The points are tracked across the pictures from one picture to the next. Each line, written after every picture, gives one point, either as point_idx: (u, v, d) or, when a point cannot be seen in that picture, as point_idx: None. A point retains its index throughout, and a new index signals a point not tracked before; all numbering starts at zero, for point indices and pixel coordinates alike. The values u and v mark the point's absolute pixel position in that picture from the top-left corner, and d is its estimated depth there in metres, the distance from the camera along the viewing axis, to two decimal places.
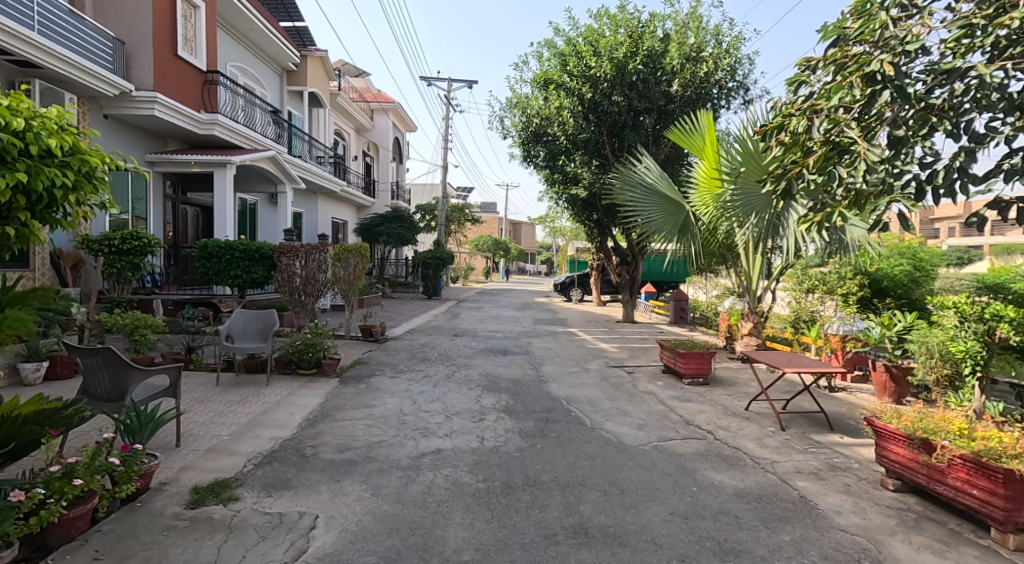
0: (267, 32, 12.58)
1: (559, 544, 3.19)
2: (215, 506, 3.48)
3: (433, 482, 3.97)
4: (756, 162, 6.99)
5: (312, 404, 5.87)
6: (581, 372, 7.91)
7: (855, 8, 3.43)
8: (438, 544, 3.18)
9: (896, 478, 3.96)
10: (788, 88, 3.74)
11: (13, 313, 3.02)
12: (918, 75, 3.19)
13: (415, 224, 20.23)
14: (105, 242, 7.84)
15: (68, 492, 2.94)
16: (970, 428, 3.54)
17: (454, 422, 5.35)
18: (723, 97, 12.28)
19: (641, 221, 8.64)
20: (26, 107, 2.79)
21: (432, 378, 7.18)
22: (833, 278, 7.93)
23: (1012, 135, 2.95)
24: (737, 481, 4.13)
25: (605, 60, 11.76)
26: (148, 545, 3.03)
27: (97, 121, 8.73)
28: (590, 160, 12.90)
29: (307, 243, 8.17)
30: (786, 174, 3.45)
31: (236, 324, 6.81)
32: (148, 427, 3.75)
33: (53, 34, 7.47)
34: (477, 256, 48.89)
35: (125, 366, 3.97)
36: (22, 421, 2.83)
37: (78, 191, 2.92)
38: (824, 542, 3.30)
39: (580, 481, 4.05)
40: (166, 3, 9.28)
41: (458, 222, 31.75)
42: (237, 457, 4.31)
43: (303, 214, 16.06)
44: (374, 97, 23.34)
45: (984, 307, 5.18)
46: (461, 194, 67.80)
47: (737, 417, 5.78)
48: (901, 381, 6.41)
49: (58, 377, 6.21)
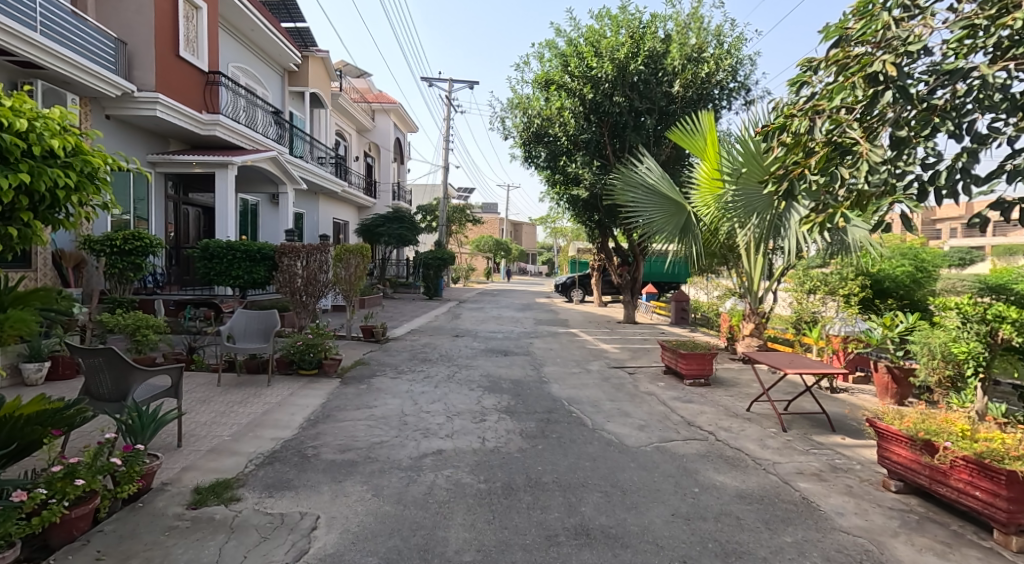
0: (269, 33, 12.60)
1: (561, 546, 3.19)
2: (217, 506, 3.49)
3: (434, 483, 3.97)
4: (757, 163, 7.01)
5: (313, 404, 5.87)
6: (582, 373, 7.91)
7: (857, 9, 3.43)
8: (440, 545, 3.17)
9: (898, 480, 3.95)
10: (790, 89, 3.74)
11: (15, 313, 3.03)
12: (921, 75, 3.18)
13: (416, 225, 20.23)
14: (107, 242, 7.84)
15: (70, 492, 2.94)
16: (972, 430, 3.55)
17: (455, 423, 5.35)
18: (724, 97, 12.26)
19: (642, 221, 8.63)
20: (29, 108, 2.80)
21: (433, 379, 7.17)
22: (835, 279, 7.92)
23: (1015, 136, 2.95)
24: (738, 482, 4.12)
25: (607, 60, 11.74)
26: (150, 545, 3.04)
27: (99, 122, 8.74)
28: (591, 161, 12.90)
29: (308, 244, 8.17)
30: (787, 175, 3.45)
31: (237, 324, 6.82)
32: (150, 428, 3.75)
33: (55, 34, 7.47)
34: (478, 256, 48.95)
35: (127, 367, 3.97)
36: (25, 421, 2.84)
37: (80, 192, 2.93)
38: (827, 543, 3.29)
39: (582, 482, 4.05)
40: (168, 4, 9.30)
41: (459, 223, 31.77)
42: (239, 457, 4.31)
43: (304, 215, 16.07)
44: (376, 97, 23.36)
45: (987, 308, 5.13)
46: (463, 194, 67.85)
47: (738, 418, 5.77)
48: (903, 382, 6.40)
49: (60, 377, 6.22)
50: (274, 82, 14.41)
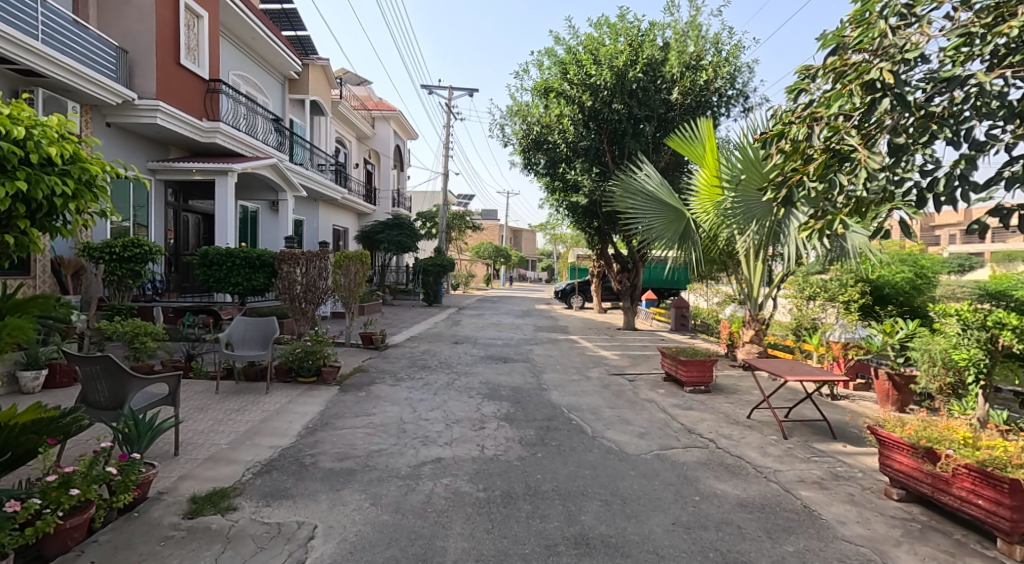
0: (269, 41, 12.71)
1: (560, 555, 3.16)
2: (213, 516, 3.45)
3: (433, 492, 3.94)
4: (757, 170, 7.08)
5: (312, 412, 5.83)
6: (581, 380, 7.84)
7: (854, 17, 3.44)
8: (438, 555, 3.14)
9: (900, 488, 3.91)
10: (788, 96, 3.74)
11: (13, 321, 2.95)
12: (918, 83, 3.18)
13: (415, 231, 19.93)
14: (106, 249, 7.88)
15: (64, 502, 2.91)
16: (974, 437, 3.51)
17: (454, 430, 5.32)
18: (722, 105, 12.29)
19: (641, 228, 8.56)
20: (28, 115, 2.79)
21: (432, 386, 7.14)
22: (835, 285, 7.79)
23: (1012, 143, 2.94)
24: (740, 490, 4.10)
25: (605, 68, 11.80)
26: (145, 555, 3.01)
27: (101, 129, 8.77)
28: (590, 168, 12.92)
29: (307, 250, 8.14)
30: (787, 182, 3.51)
31: (236, 332, 6.76)
32: (146, 436, 3.70)
33: (54, 42, 7.46)
34: (478, 262, 49.09)
35: (125, 375, 3.96)
36: (20, 430, 2.77)
37: (78, 199, 2.91)
38: (829, 552, 3.26)
39: (582, 491, 4.02)
40: (171, 12, 9.39)
41: (459, 228, 31.72)
42: (236, 466, 4.28)
43: (304, 221, 16.04)
44: (376, 105, 23.51)
45: (987, 315, 5.11)
46: (461, 202, 68.11)
47: (739, 425, 5.73)
48: (905, 389, 6.39)
49: (57, 385, 6.22)
50: (273, 89, 14.38)
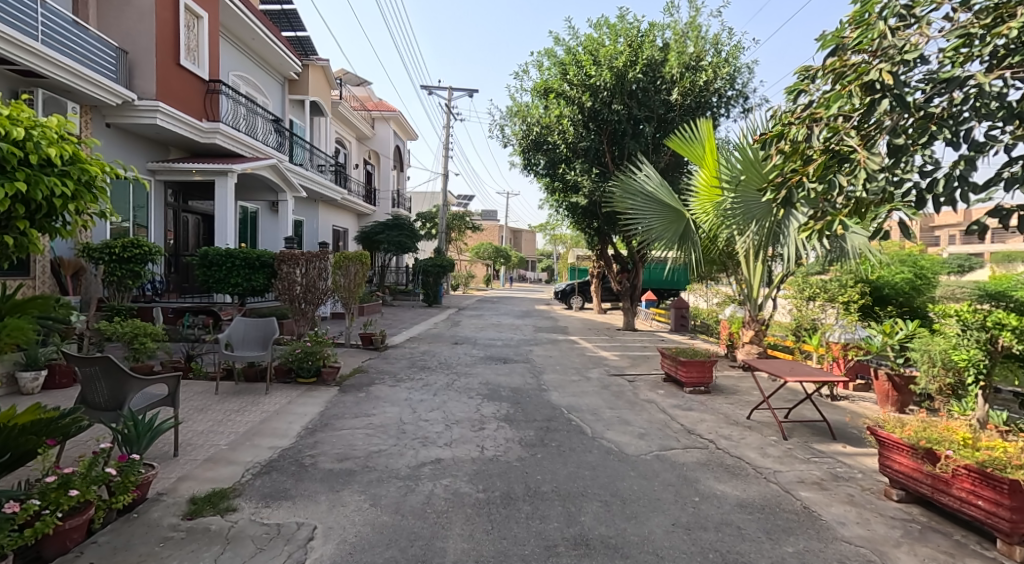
0: (269, 42, 12.71)
1: (560, 556, 3.16)
2: (213, 517, 3.45)
3: (433, 492, 3.94)
4: (756, 171, 7.08)
5: (312, 413, 5.83)
6: (581, 380, 7.84)
7: (853, 18, 3.44)
8: (438, 556, 3.14)
9: (900, 489, 3.92)
10: (787, 97, 3.74)
11: (13, 322, 2.95)
12: (917, 83, 3.17)
13: (415, 232, 19.92)
14: (106, 250, 7.88)
15: (64, 503, 2.91)
16: (973, 438, 3.52)
17: (454, 431, 5.32)
18: (722, 105, 12.29)
19: (641, 229, 8.57)
20: (27, 116, 2.79)
21: (431, 387, 7.14)
22: (834, 286, 7.80)
23: (1011, 144, 2.95)
24: (739, 491, 4.09)
25: (605, 69, 11.82)
26: (144, 556, 3.01)
27: (101, 130, 8.77)
28: (590, 168, 12.92)
29: (306, 251, 8.14)
30: (786, 183, 3.50)
31: (236, 332, 6.76)
32: (145, 436, 3.70)
33: (54, 43, 7.45)
34: (478, 262, 49.08)
35: (124, 376, 3.95)
36: (19, 430, 2.77)
37: (77, 200, 2.90)
38: (829, 553, 3.26)
39: (582, 491, 4.01)
40: (170, 12, 9.39)
41: (459, 229, 31.73)
42: (235, 466, 4.28)
43: (304, 222, 16.03)
44: (375, 106, 23.53)
45: (987, 316, 5.15)
46: (461, 202, 68.13)
47: (738, 426, 5.73)
48: (904, 390, 6.39)
49: (57, 386, 6.22)
50: (273, 90, 14.38)
